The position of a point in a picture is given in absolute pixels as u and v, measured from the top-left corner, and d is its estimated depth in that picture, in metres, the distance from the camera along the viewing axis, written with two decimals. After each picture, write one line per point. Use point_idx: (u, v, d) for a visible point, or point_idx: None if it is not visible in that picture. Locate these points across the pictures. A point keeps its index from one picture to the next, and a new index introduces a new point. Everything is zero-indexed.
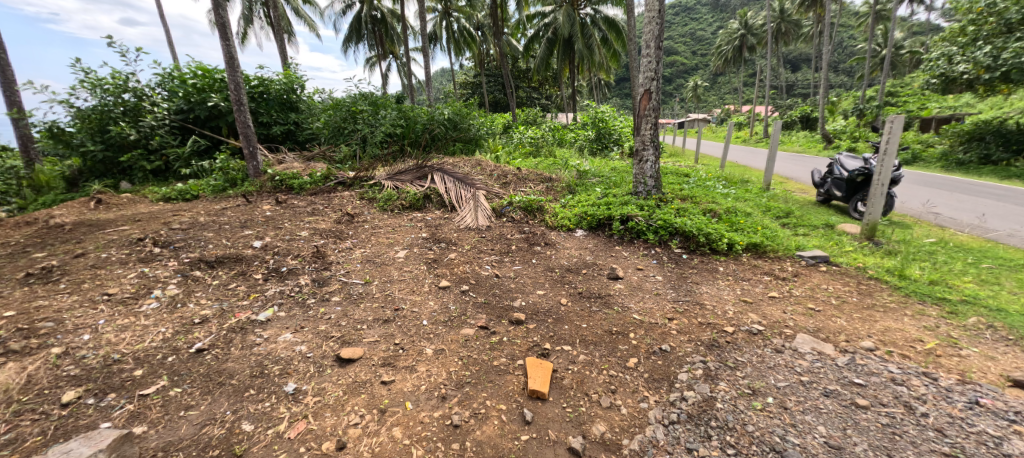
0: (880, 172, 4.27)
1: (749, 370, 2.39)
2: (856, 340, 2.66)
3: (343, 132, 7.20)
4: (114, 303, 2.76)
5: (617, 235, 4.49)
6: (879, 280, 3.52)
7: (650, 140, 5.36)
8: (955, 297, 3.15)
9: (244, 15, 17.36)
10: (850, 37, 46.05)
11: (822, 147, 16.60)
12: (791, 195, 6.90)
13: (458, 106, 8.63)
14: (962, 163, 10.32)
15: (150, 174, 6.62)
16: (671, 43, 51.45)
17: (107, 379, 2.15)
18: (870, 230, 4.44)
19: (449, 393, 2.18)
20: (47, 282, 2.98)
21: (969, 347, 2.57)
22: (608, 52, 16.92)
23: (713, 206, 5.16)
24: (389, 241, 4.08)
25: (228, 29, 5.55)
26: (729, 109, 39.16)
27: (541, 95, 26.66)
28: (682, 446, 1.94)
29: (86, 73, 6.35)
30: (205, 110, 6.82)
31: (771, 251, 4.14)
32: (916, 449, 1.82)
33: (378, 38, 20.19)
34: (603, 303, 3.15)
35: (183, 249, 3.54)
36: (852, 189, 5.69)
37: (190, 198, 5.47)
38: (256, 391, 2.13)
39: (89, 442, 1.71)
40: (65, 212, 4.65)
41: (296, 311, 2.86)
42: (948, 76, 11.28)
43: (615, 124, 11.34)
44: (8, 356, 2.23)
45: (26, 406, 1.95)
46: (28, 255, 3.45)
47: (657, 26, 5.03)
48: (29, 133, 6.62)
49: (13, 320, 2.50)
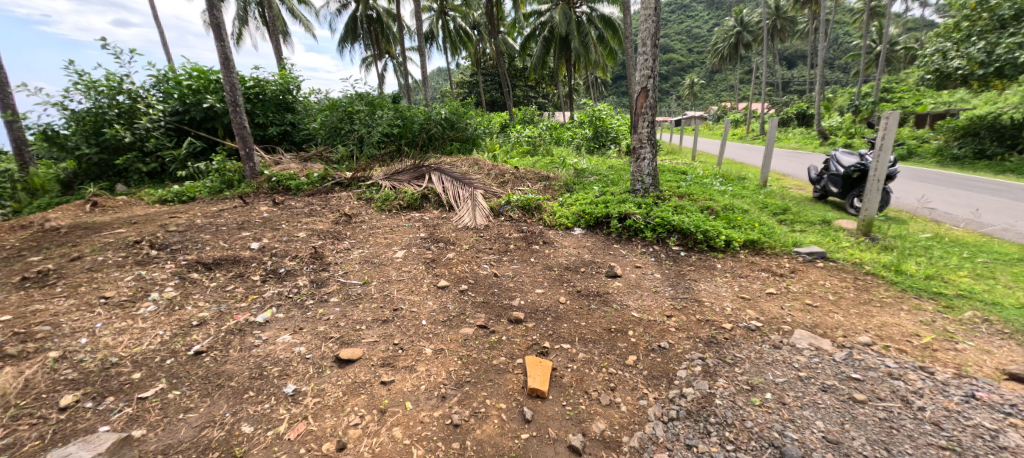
0: (875, 168, 4.27)
1: (747, 366, 2.40)
2: (854, 335, 2.68)
3: (340, 132, 7.16)
4: (111, 306, 2.74)
5: (614, 233, 4.53)
6: (875, 275, 3.54)
7: (647, 138, 5.38)
8: (951, 292, 3.16)
9: (239, 16, 17.30)
10: (843, 34, 46.57)
11: (819, 144, 16.70)
12: (788, 192, 6.89)
13: (455, 106, 8.62)
14: (957, 158, 10.41)
15: (146, 176, 6.62)
16: (668, 41, 51.58)
17: (105, 382, 2.14)
18: (867, 226, 4.45)
19: (449, 393, 2.18)
20: (43, 285, 2.96)
21: (965, 341, 2.59)
22: (604, 50, 16.94)
23: (710, 203, 5.19)
24: (387, 241, 4.08)
25: (223, 30, 5.52)
26: (726, 107, 39.26)
27: (539, 94, 26.73)
28: (682, 443, 1.95)
29: (80, 75, 6.33)
30: (201, 112, 6.73)
31: (769, 247, 4.15)
32: (913, 443, 1.84)
33: (374, 37, 20.09)
34: (601, 301, 3.15)
35: (181, 251, 3.54)
36: (848, 185, 5.72)
37: (186, 200, 5.47)
38: (256, 393, 2.13)
39: (88, 445, 1.71)
40: (60, 215, 4.62)
41: (294, 312, 2.86)
42: (942, 71, 11.54)
43: (612, 123, 11.35)
44: (5, 361, 2.22)
45: (24, 411, 1.94)
46: (24, 259, 3.43)
47: (654, 24, 5.01)
48: (23, 136, 6.55)
49: (10, 324, 2.49)
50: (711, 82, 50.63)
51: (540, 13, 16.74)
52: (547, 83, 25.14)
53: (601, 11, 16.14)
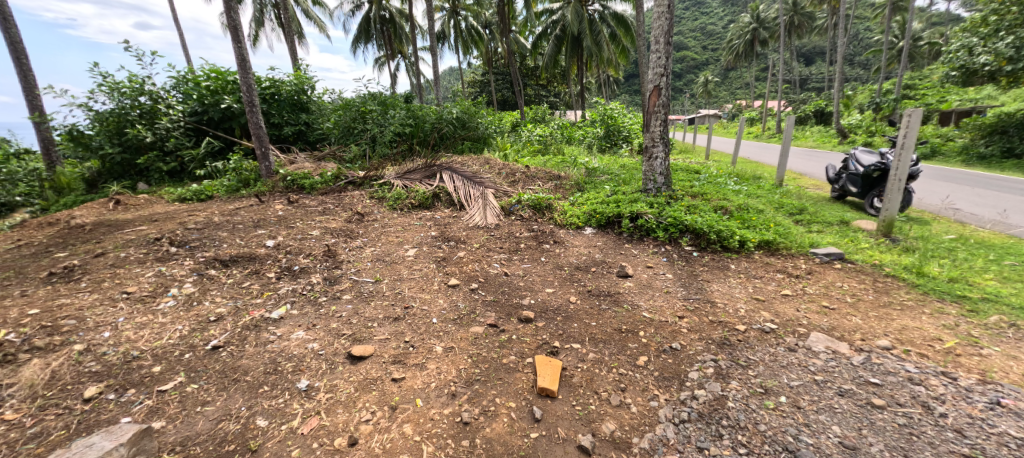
0: (896, 168, 4.16)
1: (761, 369, 2.36)
2: (872, 339, 2.61)
3: (353, 132, 7.27)
4: (132, 301, 2.82)
5: (626, 233, 4.49)
6: (896, 278, 3.44)
7: (660, 137, 5.31)
8: (976, 295, 3.07)
9: (256, 18, 17.54)
10: (865, 30, 45.46)
11: (837, 143, 16.32)
12: (805, 192, 6.73)
13: (466, 105, 8.63)
14: (983, 157, 10.09)
15: (166, 175, 6.79)
16: (682, 38, 50.84)
17: (126, 375, 2.21)
18: (888, 227, 4.33)
19: (459, 391, 2.19)
20: (68, 281, 3.06)
21: (991, 346, 2.50)
22: (617, 48, 16.73)
23: (724, 203, 5.11)
24: (398, 240, 4.11)
25: (239, 31, 5.61)
26: (741, 106, 38.59)
27: (550, 93, 26.72)
28: (694, 445, 1.93)
29: (104, 77, 6.52)
30: (219, 112, 6.89)
31: (784, 248, 4.07)
32: (934, 450, 1.79)
33: (387, 38, 20.16)
34: (612, 301, 3.13)
35: (198, 248, 3.62)
36: (867, 185, 5.58)
37: (204, 199, 5.58)
38: (270, 388, 2.17)
39: (109, 436, 1.76)
40: (85, 213, 4.77)
41: (307, 309, 2.91)
42: (969, 68, 11.16)
43: (624, 121, 11.24)
44: (33, 353, 2.30)
45: (49, 402, 2.01)
46: (51, 255, 3.55)
47: (667, 21, 4.95)
48: (50, 136, 6.76)
49: (37, 318, 2.58)
50: (726, 80, 49.88)
51: (552, 11, 16.62)
52: (559, 83, 25.08)
53: (614, 8, 15.91)
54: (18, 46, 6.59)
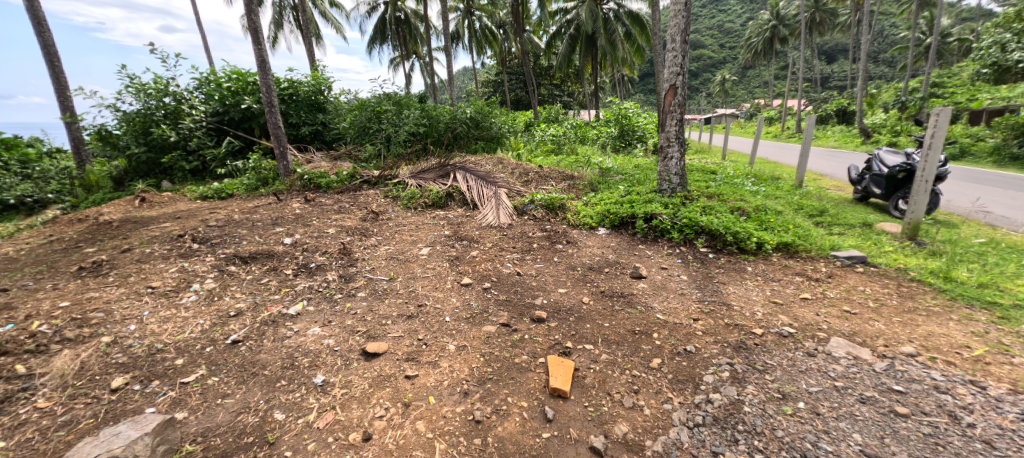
0: (923, 169, 4.02)
1: (779, 374, 2.31)
2: (896, 345, 2.54)
3: (368, 131, 7.36)
4: (157, 295, 2.92)
5: (640, 234, 4.44)
6: (921, 282, 3.33)
7: (675, 137, 5.24)
8: (1007, 302, 2.95)
9: (275, 20, 17.89)
10: (889, 26, 44.18)
11: (860, 143, 15.87)
12: (826, 193, 6.57)
13: (480, 105, 8.65)
14: (1016, 158, 9.70)
15: (188, 174, 6.98)
16: (698, 36, 50.11)
17: (151, 366, 2.28)
18: (914, 229, 4.20)
19: (471, 389, 2.20)
20: (97, 275, 3.18)
21: (1022, 355, 2.41)
22: (632, 47, 16.56)
23: (741, 204, 5.03)
24: (412, 239, 4.15)
25: (259, 33, 5.73)
26: (760, 105, 37.80)
27: (564, 92, 26.59)
28: (708, 450, 1.90)
29: (131, 79, 6.76)
30: (239, 113, 7.07)
31: (803, 251, 3.97)
32: None
33: (402, 38, 20.33)
34: (626, 302, 3.10)
35: (219, 245, 3.72)
36: (892, 186, 5.41)
37: (224, 197, 5.71)
38: (287, 382, 2.21)
39: (135, 425, 1.81)
40: (112, 210, 4.94)
41: (323, 305, 2.96)
42: (1001, 65, 10.75)
43: (639, 121, 11.12)
44: (64, 344, 2.39)
45: (79, 391, 2.09)
46: (81, 250, 3.69)
47: (683, 19, 4.87)
48: (80, 135, 7.02)
49: (68, 310, 2.68)
50: (744, 79, 48.97)
51: (566, 11, 16.54)
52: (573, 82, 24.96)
53: (629, 7, 15.75)
54: (51, 49, 6.85)
